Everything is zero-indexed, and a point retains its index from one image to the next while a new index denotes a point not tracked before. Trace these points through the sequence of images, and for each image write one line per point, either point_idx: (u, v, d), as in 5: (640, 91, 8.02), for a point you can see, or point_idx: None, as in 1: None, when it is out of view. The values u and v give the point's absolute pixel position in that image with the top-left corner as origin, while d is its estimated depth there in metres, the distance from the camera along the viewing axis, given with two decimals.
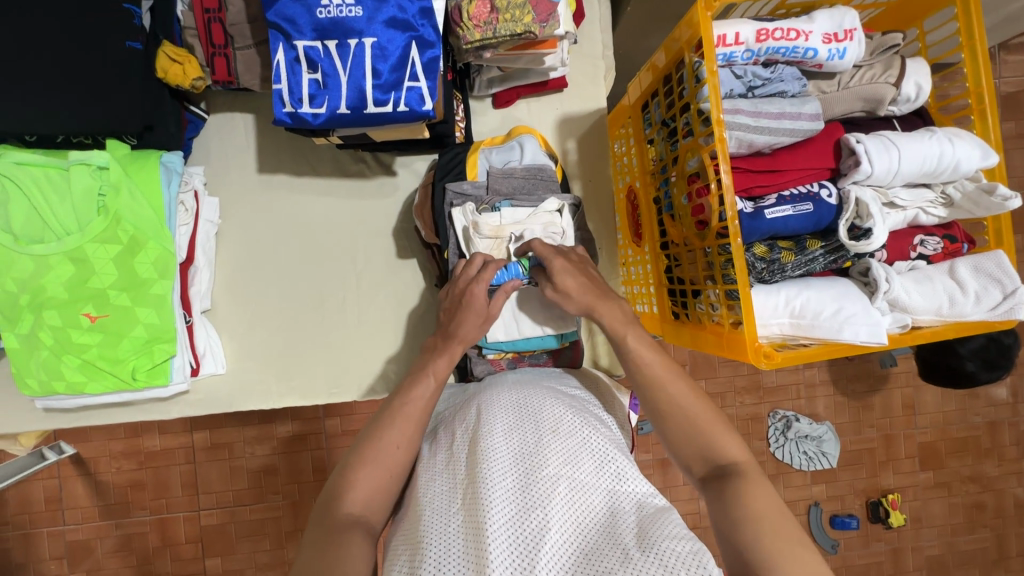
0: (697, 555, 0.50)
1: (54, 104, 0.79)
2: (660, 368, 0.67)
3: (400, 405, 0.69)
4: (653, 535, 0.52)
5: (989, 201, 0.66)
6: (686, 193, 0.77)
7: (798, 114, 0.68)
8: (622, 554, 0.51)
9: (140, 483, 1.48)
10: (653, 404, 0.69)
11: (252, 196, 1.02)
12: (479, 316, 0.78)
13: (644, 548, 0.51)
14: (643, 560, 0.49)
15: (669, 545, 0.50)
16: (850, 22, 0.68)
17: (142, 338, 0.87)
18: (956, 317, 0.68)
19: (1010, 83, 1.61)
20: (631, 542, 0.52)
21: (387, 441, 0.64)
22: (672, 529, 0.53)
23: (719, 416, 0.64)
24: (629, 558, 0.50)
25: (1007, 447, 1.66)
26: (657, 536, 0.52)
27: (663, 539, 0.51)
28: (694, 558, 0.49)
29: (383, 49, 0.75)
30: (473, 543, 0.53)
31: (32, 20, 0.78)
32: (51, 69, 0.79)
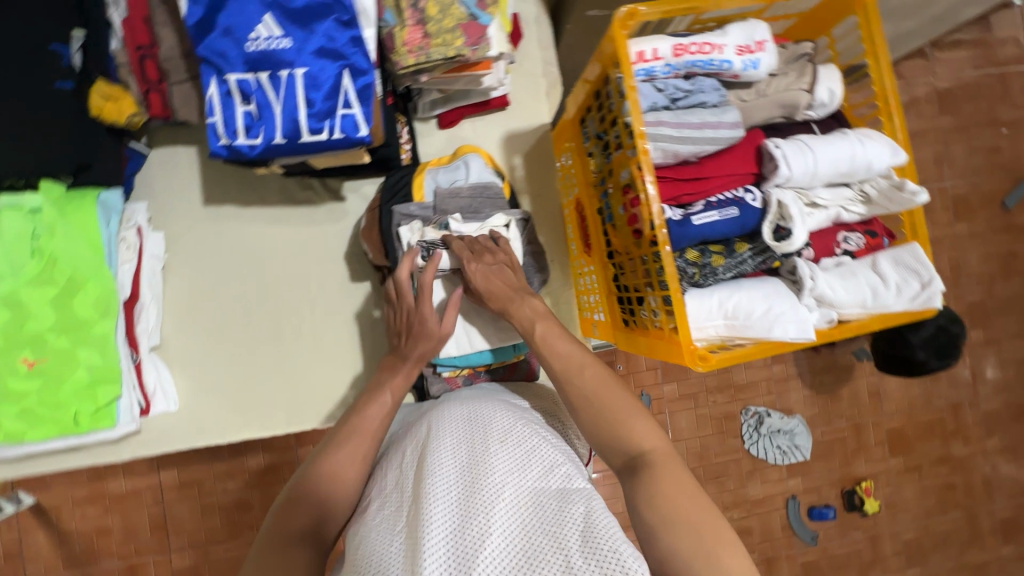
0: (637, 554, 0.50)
1: None
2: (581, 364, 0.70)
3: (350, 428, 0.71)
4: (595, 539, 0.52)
5: (901, 196, 0.69)
6: (622, 204, 0.80)
7: (719, 122, 0.71)
8: (563, 559, 0.51)
9: (107, 529, 1.43)
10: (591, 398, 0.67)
11: (199, 228, 1.01)
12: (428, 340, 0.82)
13: (585, 550, 0.51)
14: (584, 566, 0.49)
15: (609, 544, 0.50)
16: (760, 32, 0.72)
17: (84, 381, 0.85)
18: (880, 309, 0.70)
19: (944, 79, 1.70)
20: (573, 544, 0.52)
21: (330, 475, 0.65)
22: (616, 527, 0.53)
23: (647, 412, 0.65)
24: (569, 565, 0.50)
25: (971, 427, 1.71)
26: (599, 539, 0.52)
27: (604, 538, 0.51)
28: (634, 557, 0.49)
29: (315, 78, 0.76)
30: (414, 560, 0.53)
31: None
32: None
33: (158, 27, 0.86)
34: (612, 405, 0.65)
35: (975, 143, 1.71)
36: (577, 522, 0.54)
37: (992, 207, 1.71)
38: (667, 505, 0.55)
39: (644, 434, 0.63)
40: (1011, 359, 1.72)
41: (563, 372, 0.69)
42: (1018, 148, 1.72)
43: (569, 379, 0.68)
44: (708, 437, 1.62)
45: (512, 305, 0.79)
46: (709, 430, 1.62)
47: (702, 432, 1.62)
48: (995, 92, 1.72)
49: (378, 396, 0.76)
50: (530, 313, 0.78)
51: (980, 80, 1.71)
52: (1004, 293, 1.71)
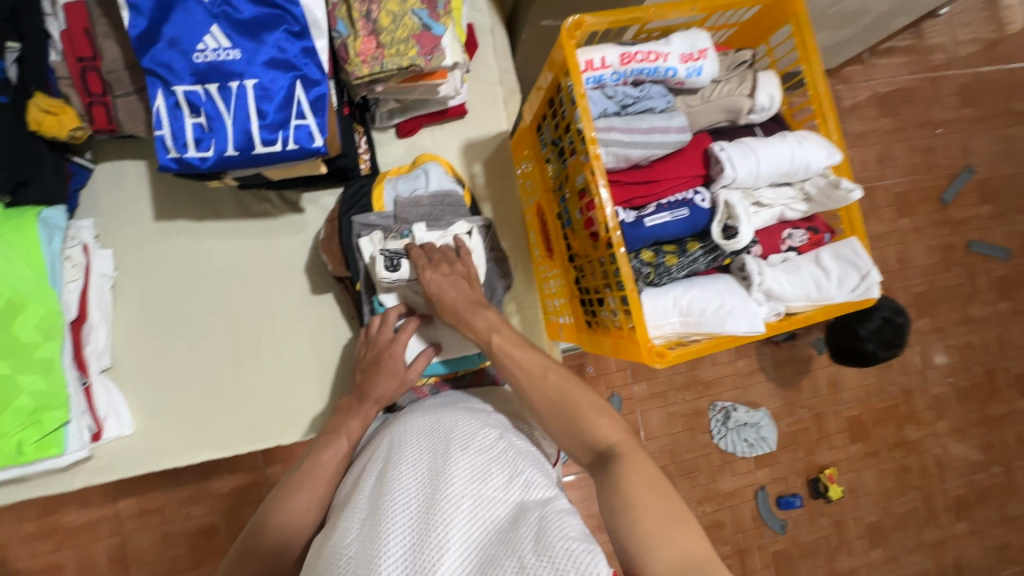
0: (589, 549, 0.49)
1: None
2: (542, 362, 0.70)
3: (308, 471, 0.73)
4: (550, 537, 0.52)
5: (837, 194, 0.73)
6: (579, 208, 0.81)
7: (667, 127, 0.73)
8: (517, 562, 0.51)
9: (60, 564, 1.36)
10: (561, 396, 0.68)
11: (150, 244, 0.98)
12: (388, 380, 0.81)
13: (538, 551, 0.50)
14: (535, 566, 0.49)
15: (561, 544, 0.50)
16: (702, 41, 0.75)
17: (27, 408, 0.81)
18: (824, 300, 0.74)
19: (882, 83, 1.80)
20: (527, 547, 0.51)
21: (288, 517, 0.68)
22: (570, 528, 0.53)
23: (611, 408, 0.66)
24: (523, 566, 0.50)
25: (922, 411, 1.81)
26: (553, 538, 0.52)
27: (558, 538, 0.51)
28: (586, 551, 0.49)
29: (266, 89, 0.75)
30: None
31: None
32: None
33: (98, 37, 0.82)
34: (579, 400, 0.66)
35: (913, 143, 1.81)
36: (532, 526, 0.54)
37: (930, 202, 1.81)
38: (628, 494, 0.57)
39: (609, 430, 0.64)
40: (955, 345, 1.82)
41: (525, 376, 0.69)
42: (951, 147, 1.84)
43: (534, 383, 0.68)
44: (678, 434, 1.65)
45: (468, 315, 0.76)
46: (678, 427, 1.66)
47: (672, 429, 1.65)
48: (929, 95, 1.83)
49: (333, 442, 0.76)
50: (485, 324, 0.75)
51: (914, 84, 1.82)
52: (946, 283, 1.81)
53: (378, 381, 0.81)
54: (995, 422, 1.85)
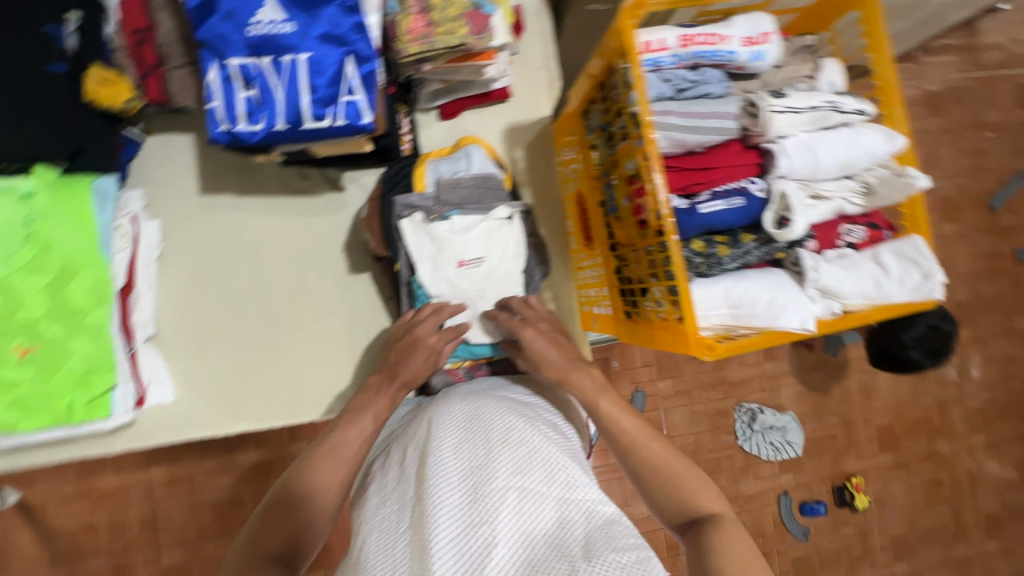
0: (642, 564, 0.51)
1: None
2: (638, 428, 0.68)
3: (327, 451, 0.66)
4: (599, 547, 0.52)
5: (901, 183, 0.70)
6: (627, 195, 0.79)
7: (725, 113, 0.71)
8: (568, 566, 0.51)
9: (94, 526, 1.42)
10: (634, 438, 0.67)
11: (195, 217, 1.00)
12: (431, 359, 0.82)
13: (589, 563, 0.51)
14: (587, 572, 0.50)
15: (614, 557, 0.51)
16: (766, 24, 0.72)
17: (78, 370, 0.83)
18: (883, 299, 0.71)
19: (933, 82, 1.73)
20: (578, 554, 0.52)
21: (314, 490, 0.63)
22: (618, 539, 0.53)
23: (696, 471, 0.65)
24: (574, 570, 0.50)
25: (957, 424, 1.74)
26: (603, 549, 0.52)
27: (608, 552, 0.52)
28: (638, 567, 0.50)
29: (318, 64, 0.75)
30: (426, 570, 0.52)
31: None
32: None
33: (155, 9, 0.84)
34: (682, 476, 0.65)
35: (963, 145, 1.74)
36: (581, 534, 0.55)
37: (978, 207, 1.74)
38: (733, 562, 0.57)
39: (705, 497, 0.63)
40: (995, 358, 1.75)
41: (629, 444, 0.67)
42: (1004, 150, 1.75)
43: (636, 453, 0.67)
44: (702, 433, 1.63)
45: (568, 373, 0.75)
46: (702, 427, 1.63)
47: (696, 428, 1.63)
48: (983, 95, 1.75)
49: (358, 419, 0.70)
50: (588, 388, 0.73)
51: (967, 84, 1.74)
52: (990, 292, 1.74)
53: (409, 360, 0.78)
54: None
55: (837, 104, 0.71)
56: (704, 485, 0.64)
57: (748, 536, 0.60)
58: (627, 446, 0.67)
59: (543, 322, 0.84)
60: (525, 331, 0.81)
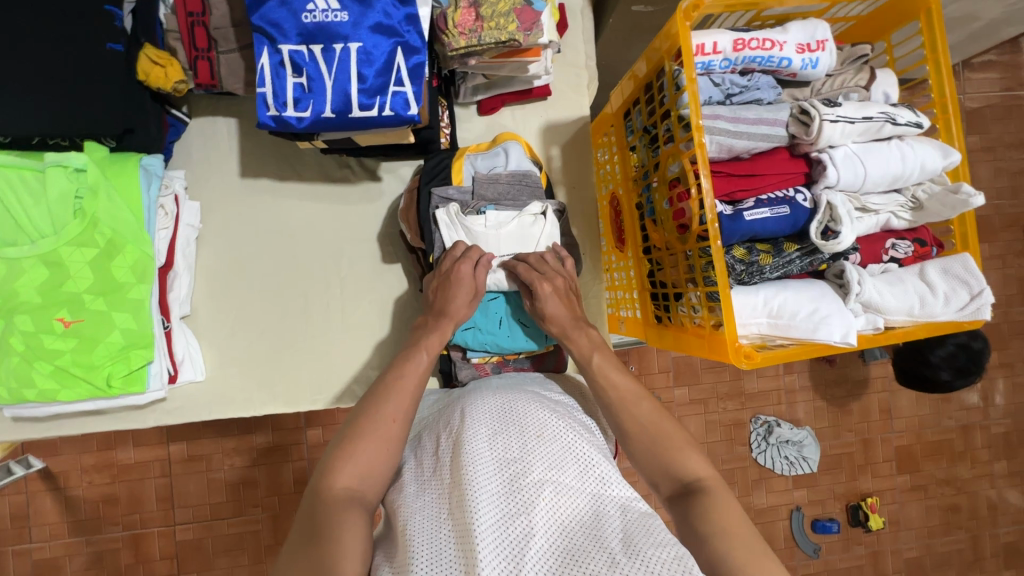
0: (682, 561, 0.50)
1: (46, 110, 0.79)
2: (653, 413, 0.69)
3: (358, 436, 0.63)
4: (638, 540, 0.52)
5: (954, 200, 0.68)
6: (667, 198, 0.79)
7: (775, 121, 0.70)
8: (607, 557, 0.51)
9: (113, 497, 1.45)
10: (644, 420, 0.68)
11: (234, 200, 1.01)
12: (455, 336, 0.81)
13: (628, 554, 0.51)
14: (628, 564, 0.49)
15: (654, 551, 0.50)
16: (823, 32, 0.71)
17: (118, 344, 0.85)
18: (926, 317, 0.70)
19: (974, 98, 1.69)
20: (617, 547, 0.51)
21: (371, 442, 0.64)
22: (657, 534, 0.53)
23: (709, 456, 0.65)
24: (614, 562, 0.50)
25: (979, 449, 1.71)
26: (642, 542, 0.52)
27: (648, 546, 0.51)
28: (678, 563, 0.49)
29: (368, 53, 0.75)
30: (461, 557, 0.52)
31: (28, 41, 0.78)
32: (48, 84, 0.78)
33: None
34: (670, 435, 0.66)
35: (1001, 165, 1.69)
36: (618, 527, 0.54)
37: (1014, 229, 1.69)
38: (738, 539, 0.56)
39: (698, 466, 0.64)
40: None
41: (619, 402, 0.70)
42: None
43: (625, 408, 0.70)
44: (716, 443, 1.61)
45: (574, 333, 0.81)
46: (717, 436, 1.62)
47: (711, 437, 1.61)
48: None
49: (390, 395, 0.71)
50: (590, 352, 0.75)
51: (1009, 102, 1.70)
52: (1022, 317, 1.69)
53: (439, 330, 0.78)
54: None
55: (892, 115, 0.69)
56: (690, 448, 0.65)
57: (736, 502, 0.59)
58: (623, 397, 0.71)
59: (560, 278, 0.86)
60: (542, 286, 0.84)
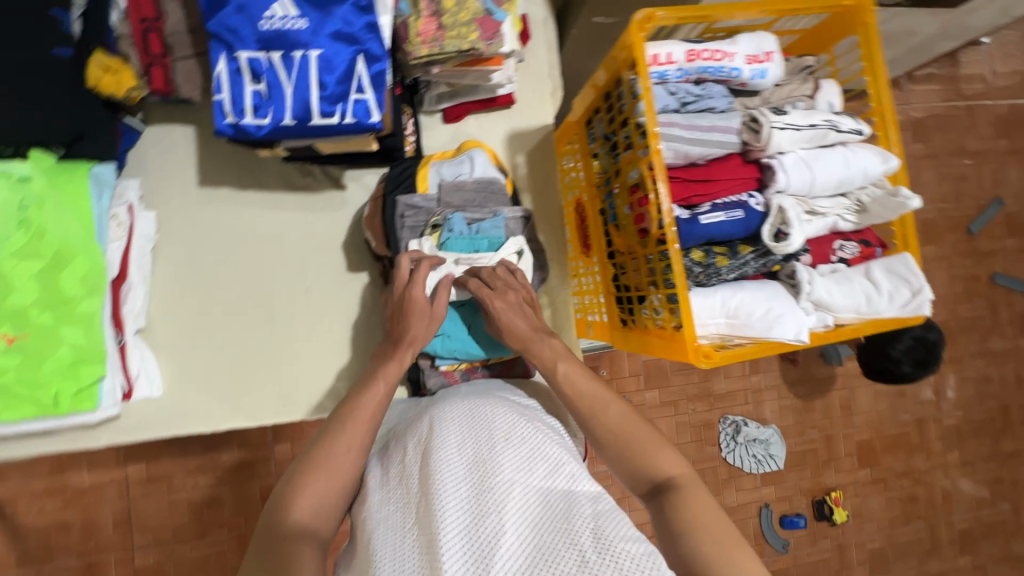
0: (651, 554, 0.50)
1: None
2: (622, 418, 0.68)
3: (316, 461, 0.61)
4: (607, 533, 0.52)
5: (894, 203, 0.72)
6: (628, 204, 0.81)
7: (727, 128, 0.73)
8: (577, 555, 0.51)
9: (66, 524, 1.37)
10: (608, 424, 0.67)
11: (193, 210, 0.99)
12: (426, 326, 0.79)
13: (599, 548, 0.51)
14: (597, 560, 0.49)
15: (623, 544, 0.50)
16: (769, 44, 0.74)
17: (66, 359, 0.82)
18: (873, 314, 0.73)
19: (917, 109, 1.79)
20: (587, 543, 0.52)
21: (330, 451, 0.62)
22: (626, 527, 0.53)
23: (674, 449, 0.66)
24: (584, 558, 0.50)
25: (933, 442, 1.78)
26: (611, 536, 0.52)
27: (618, 539, 0.51)
28: (648, 557, 0.50)
29: (329, 61, 0.75)
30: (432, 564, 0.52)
31: None
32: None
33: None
34: (638, 435, 0.66)
35: (944, 171, 1.79)
36: (588, 520, 0.54)
37: (957, 231, 1.79)
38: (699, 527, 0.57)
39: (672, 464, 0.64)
40: (971, 378, 1.80)
41: (587, 411, 0.69)
42: (982, 178, 1.81)
43: (594, 416, 0.69)
44: (687, 444, 1.64)
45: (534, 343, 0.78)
46: (687, 438, 1.65)
47: (681, 438, 1.64)
48: (964, 124, 1.81)
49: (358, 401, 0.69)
50: (549, 354, 0.76)
51: (949, 112, 1.80)
52: (967, 314, 1.79)
53: (404, 336, 0.77)
54: (1006, 459, 1.82)
55: (835, 123, 0.73)
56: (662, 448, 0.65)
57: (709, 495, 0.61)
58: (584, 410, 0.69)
59: (512, 292, 0.84)
60: (494, 302, 0.82)
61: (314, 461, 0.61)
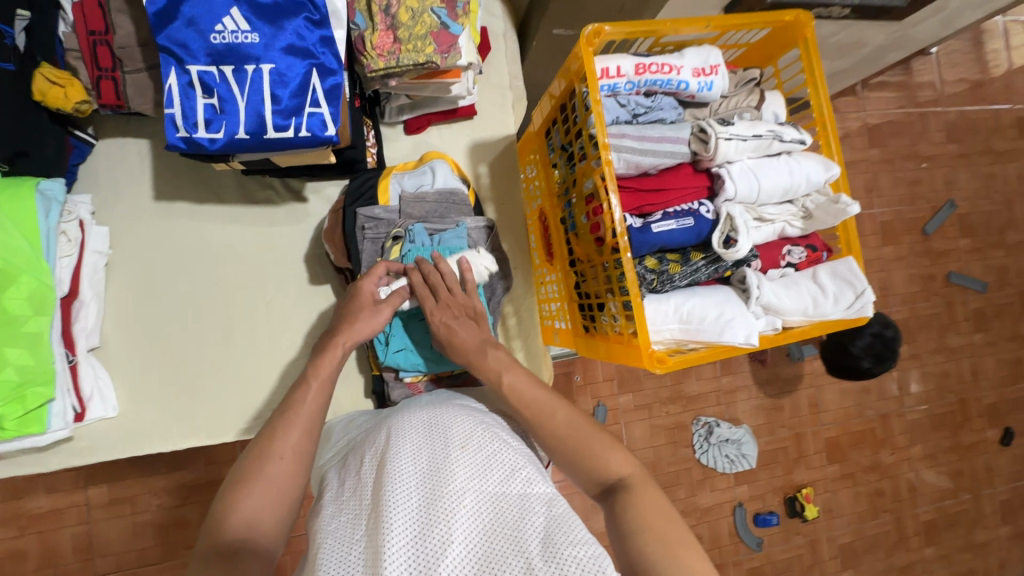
0: (597, 559, 0.51)
1: None
2: (571, 425, 0.68)
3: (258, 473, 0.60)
4: (556, 540, 0.53)
5: (836, 209, 0.75)
6: (585, 213, 0.82)
7: (677, 138, 0.75)
8: (524, 562, 0.52)
9: (22, 552, 1.32)
10: (555, 433, 0.68)
11: (149, 225, 0.97)
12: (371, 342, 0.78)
13: (547, 555, 0.52)
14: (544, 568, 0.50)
15: (571, 550, 0.52)
16: (715, 57, 0.77)
17: (11, 382, 0.78)
18: (819, 316, 0.76)
19: (873, 115, 1.86)
20: (535, 549, 0.52)
21: (270, 467, 0.61)
22: (575, 532, 0.54)
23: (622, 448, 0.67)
24: (530, 567, 0.51)
25: (897, 436, 1.84)
26: (559, 542, 0.53)
27: (566, 545, 0.53)
28: (594, 562, 0.51)
29: (282, 75, 0.75)
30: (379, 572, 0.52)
31: None
32: None
33: (112, 12, 0.81)
34: (587, 440, 0.67)
35: (899, 175, 1.87)
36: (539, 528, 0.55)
37: (913, 232, 1.87)
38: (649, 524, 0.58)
39: (620, 464, 0.66)
40: (931, 373, 1.87)
41: (534, 418, 0.69)
42: (935, 181, 1.89)
43: (542, 424, 0.69)
44: (661, 447, 1.66)
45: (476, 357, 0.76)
46: (661, 440, 1.67)
47: (655, 442, 1.66)
48: (917, 129, 1.89)
49: (312, 412, 0.68)
50: (496, 364, 0.74)
51: (902, 118, 1.88)
52: (926, 312, 1.86)
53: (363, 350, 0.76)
54: (966, 450, 1.89)
55: (779, 133, 0.76)
56: (610, 448, 0.67)
57: (657, 492, 0.62)
58: (531, 422, 0.69)
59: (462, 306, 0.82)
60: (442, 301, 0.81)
61: (258, 476, 0.60)
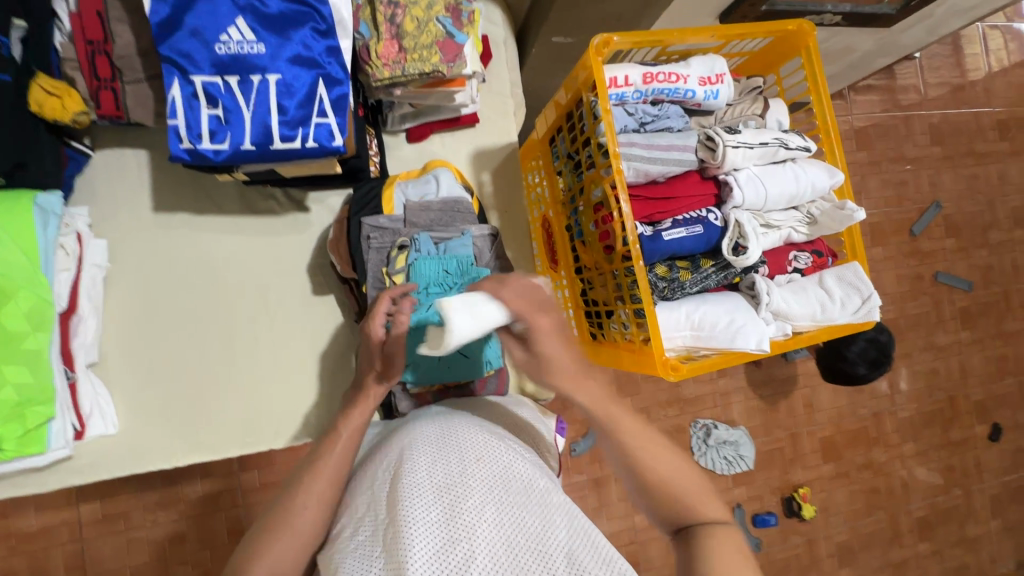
0: None
1: None
2: (662, 457, 0.63)
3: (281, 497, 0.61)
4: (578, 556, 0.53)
5: (841, 215, 0.76)
6: (593, 221, 0.82)
7: (685, 146, 0.75)
8: None
9: (11, 572, 1.28)
10: (648, 463, 0.62)
11: (148, 237, 0.95)
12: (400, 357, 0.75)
13: None
14: None
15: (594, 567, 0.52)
16: (720, 66, 0.78)
17: (10, 402, 0.76)
18: (828, 321, 0.77)
19: (860, 119, 1.90)
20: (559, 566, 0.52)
21: None
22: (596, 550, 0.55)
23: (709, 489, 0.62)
24: None
25: (890, 434, 1.87)
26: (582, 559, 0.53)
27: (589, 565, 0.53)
28: None
29: (288, 85, 0.74)
30: None
31: None
32: None
33: (111, 22, 0.79)
34: (681, 476, 0.62)
35: (887, 177, 1.90)
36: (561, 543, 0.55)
37: (901, 233, 1.90)
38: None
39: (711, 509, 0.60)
40: (921, 371, 1.90)
41: (628, 443, 0.63)
42: (921, 183, 1.93)
43: (638, 449, 0.63)
44: None
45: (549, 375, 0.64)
46: None
47: None
48: (902, 132, 1.93)
49: None
50: (573, 380, 0.64)
51: (888, 121, 1.92)
52: (915, 312, 1.90)
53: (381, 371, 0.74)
54: (957, 447, 1.93)
55: (784, 140, 0.76)
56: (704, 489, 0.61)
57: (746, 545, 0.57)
58: (627, 444, 0.63)
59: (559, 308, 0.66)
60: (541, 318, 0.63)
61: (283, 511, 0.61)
